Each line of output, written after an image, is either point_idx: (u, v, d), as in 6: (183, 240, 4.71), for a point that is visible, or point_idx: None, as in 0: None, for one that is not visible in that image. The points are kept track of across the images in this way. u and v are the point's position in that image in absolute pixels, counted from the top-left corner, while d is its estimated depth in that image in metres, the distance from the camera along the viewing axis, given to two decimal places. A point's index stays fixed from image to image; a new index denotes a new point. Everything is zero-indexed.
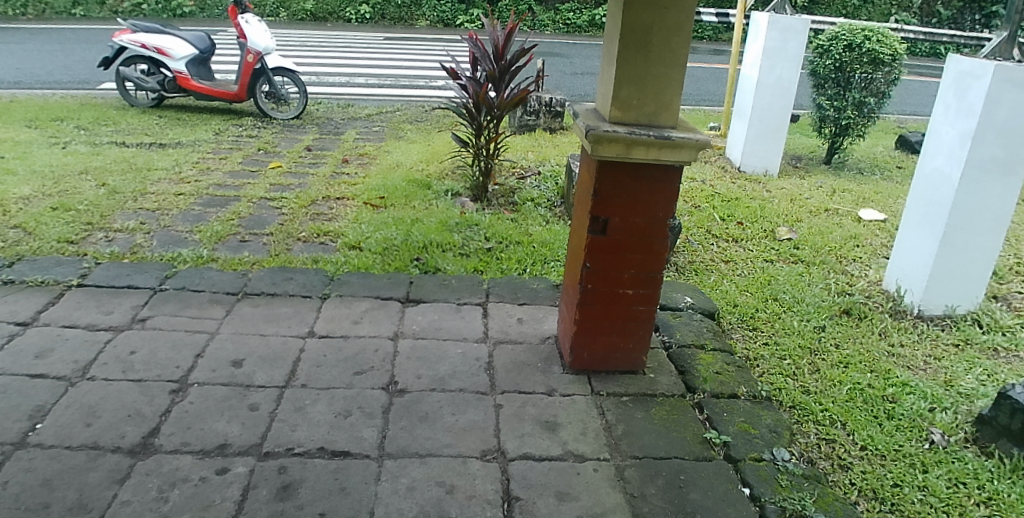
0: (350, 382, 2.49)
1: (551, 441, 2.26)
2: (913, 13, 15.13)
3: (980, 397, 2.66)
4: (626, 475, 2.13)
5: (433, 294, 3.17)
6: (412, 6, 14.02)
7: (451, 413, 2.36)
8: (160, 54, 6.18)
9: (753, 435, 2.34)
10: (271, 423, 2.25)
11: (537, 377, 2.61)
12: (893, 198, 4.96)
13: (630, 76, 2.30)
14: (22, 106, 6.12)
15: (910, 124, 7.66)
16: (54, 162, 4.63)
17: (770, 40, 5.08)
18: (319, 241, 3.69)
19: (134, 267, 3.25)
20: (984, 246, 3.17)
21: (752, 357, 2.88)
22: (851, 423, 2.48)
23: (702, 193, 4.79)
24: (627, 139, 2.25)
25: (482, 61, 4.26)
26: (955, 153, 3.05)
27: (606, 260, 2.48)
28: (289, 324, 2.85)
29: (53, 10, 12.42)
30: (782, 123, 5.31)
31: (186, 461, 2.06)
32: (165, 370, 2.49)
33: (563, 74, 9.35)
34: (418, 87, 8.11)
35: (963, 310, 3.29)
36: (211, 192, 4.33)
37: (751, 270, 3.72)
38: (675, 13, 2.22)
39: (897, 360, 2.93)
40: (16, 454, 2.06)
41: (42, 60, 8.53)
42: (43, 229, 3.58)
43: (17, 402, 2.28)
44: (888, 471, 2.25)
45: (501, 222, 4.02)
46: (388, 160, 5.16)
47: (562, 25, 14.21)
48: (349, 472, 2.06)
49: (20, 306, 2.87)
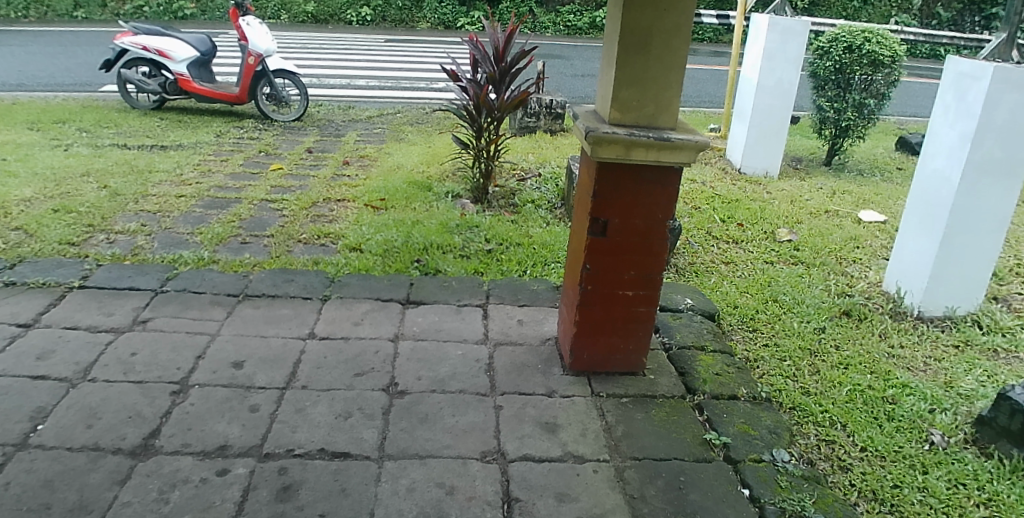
0: (350, 383, 2.49)
1: (551, 442, 2.26)
2: (913, 15, 15.13)
3: (980, 399, 2.66)
4: (626, 476, 2.14)
5: (434, 296, 3.18)
6: (413, 9, 14.04)
7: (451, 414, 2.36)
8: (161, 56, 6.19)
9: (753, 436, 2.35)
10: (271, 424, 2.25)
11: (537, 378, 2.61)
12: (893, 200, 4.96)
13: (630, 77, 2.31)
14: (24, 108, 6.13)
15: (911, 126, 7.66)
16: (56, 164, 4.64)
17: (770, 41, 5.09)
18: (319, 243, 3.70)
19: (135, 269, 3.26)
20: (984, 247, 3.17)
21: (752, 359, 2.89)
22: (851, 424, 2.48)
23: (703, 194, 4.79)
24: (627, 141, 2.26)
25: (483, 63, 4.26)
26: (955, 155, 3.05)
27: (606, 262, 2.49)
28: (290, 325, 2.86)
29: (55, 12, 12.44)
30: (781, 124, 5.32)
31: (187, 462, 2.07)
32: (166, 372, 2.50)
33: (564, 76, 9.35)
34: (418, 90, 8.12)
35: (963, 311, 3.29)
36: (212, 194, 4.34)
37: (751, 271, 3.72)
38: (675, 15, 2.23)
39: (897, 361, 2.94)
40: (17, 455, 2.06)
41: (44, 62, 8.55)
42: (45, 231, 3.59)
43: (18, 404, 2.29)
44: (888, 472, 2.25)
45: (501, 224, 4.02)
46: (389, 161, 5.17)
47: (562, 27, 14.22)
48: (350, 473, 2.06)
49: (21, 308, 2.88)
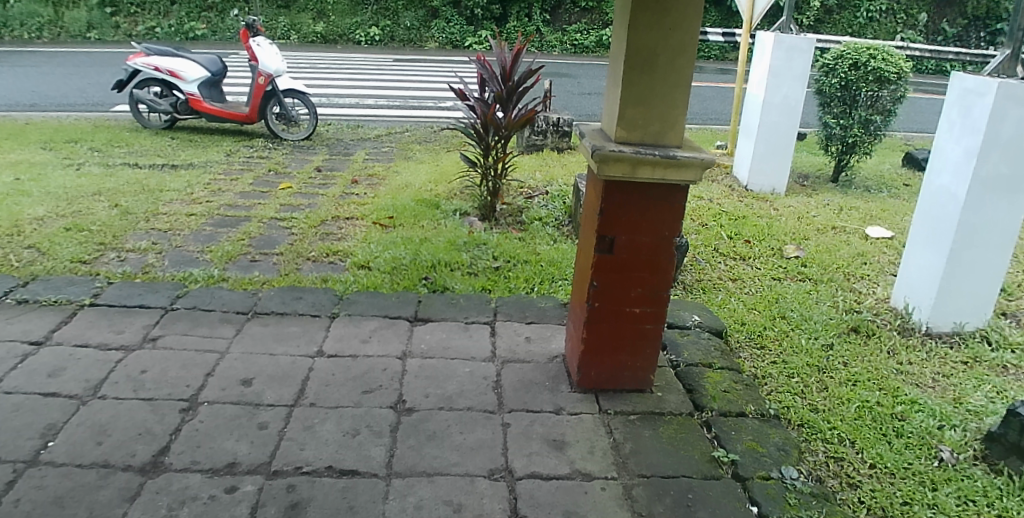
0: (358, 401, 2.50)
1: (558, 460, 2.26)
2: (919, 31, 15.17)
3: (988, 415, 2.64)
4: (634, 494, 2.13)
5: (441, 313, 3.19)
6: (421, 29, 14.25)
7: (459, 431, 2.36)
8: (173, 77, 6.28)
9: (761, 453, 2.34)
10: (280, 442, 2.26)
11: (545, 395, 2.61)
12: (900, 215, 4.95)
13: (635, 97, 2.33)
14: (37, 129, 6.22)
15: (918, 142, 7.66)
16: (69, 184, 4.69)
17: (776, 59, 5.13)
18: (328, 260, 3.72)
19: (146, 286, 3.29)
20: (991, 264, 3.16)
21: (760, 376, 2.88)
22: (860, 441, 2.47)
23: (710, 211, 4.81)
24: (633, 159, 2.28)
25: (491, 82, 4.28)
26: (960, 172, 3.07)
27: (614, 280, 2.50)
28: (299, 343, 2.87)
29: (68, 34, 12.75)
30: (788, 141, 5.32)
31: (196, 479, 2.08)
32: (176, 389, 2.52)
33: (571, 95, 9.41)
34: (426, 108, 8.19)
35: (972, 327, 3.27)
36: (222, 212, 4.38)
37: (759, 288, 3.71)
38: (680, 34, 2.26)
39: (905, 377, 2.93)
40: (28, 472, 2.08)
41: (58, 83, 8.68)
42: (57, 249, 3.63)
43: (29, 420, 2.31)
44: (897, 489, 2.24)
45: (509, 242, 4.03)
46: (398, 180, 5.20)
47: (569, 45, 14.36)
48: (358, 491, 2.07)
49: (34, 325, 2.91)
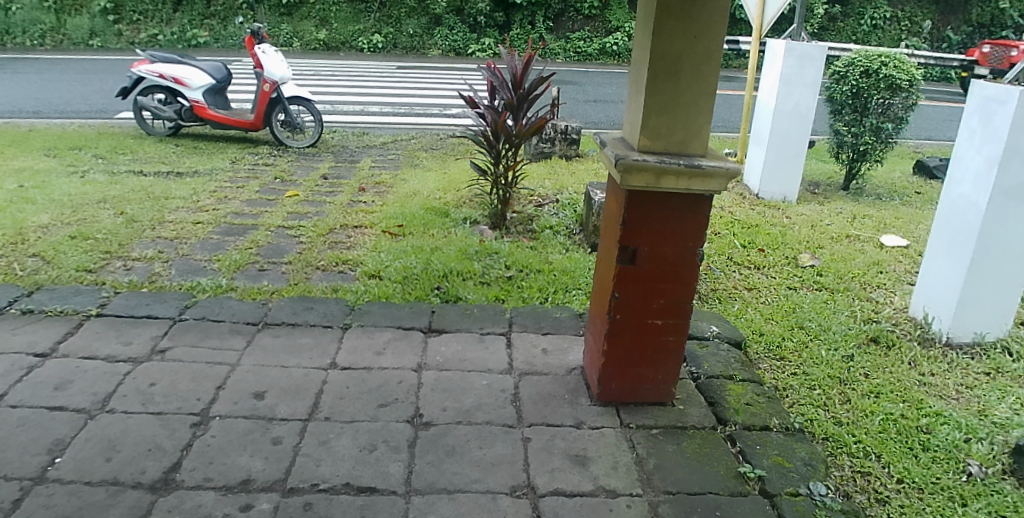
0: (374, 414, 2.44)
1: (582, 476, 2.20)
2: (923, 39, 15.19)
3: (1015, 427, 2.59)
4: (660, 511, 2.07)
5: (455, 324, 3.13)
6: (424, 36, 14.27)
7: (478, 447, 2.30)
8: (177, 84, 6.23)
9: (788, 469, 2.28)
10: (295, 457, 2.20)
11: (564, 409, 2.55)
12: (914, 223, 4.90)
13: (659, 105, 2.28)
14: (39, 135, 6.17)
15: (927, 150, 7.62)
16: (73, 191, 4.63)
17: (787, 67, 5.09)
18: (337, 269, 3.67)
19: (154, 296, 3.23)
20: (1012, 273, 3.11)
21: (781, 388, 2.83)
22: (886, 455, 2.41)
23: (722, 219, 4.76)
24: (657, 169, 2.23)
25: (501, 90, 4.22)
26: (981, 180, 3.03)
27: (636, 291, 2.44)
28: (311, 355, 2.81)
29: (71, 41, 12.75)
30: (799, 149, 5.28)
31: (209, 497, 2.02)
32: (187, 403, 2.46)
33: (577, 102, 9.38)
34: (432, 116, 8.16)
35: (992, 338, 3.22)
36: (229, 220, 4.32)
37: (775, 297, 3.66)
38: (704, 41, 2.21)
39: (928, 389, 2.87)
40: (35, 489, 2.02)
41: (61, 90, 8.63)
42: (62, 257, 3.57)
43: (37, 435, 2.24)
44: (927, 505, 2.19)
45: (521, 251, 3.97)
46: (405, 188, 5.16)
47: (572, 53, 14.38)
48: (376, 509, 2.00)
49: (39, 336, 2.85)
